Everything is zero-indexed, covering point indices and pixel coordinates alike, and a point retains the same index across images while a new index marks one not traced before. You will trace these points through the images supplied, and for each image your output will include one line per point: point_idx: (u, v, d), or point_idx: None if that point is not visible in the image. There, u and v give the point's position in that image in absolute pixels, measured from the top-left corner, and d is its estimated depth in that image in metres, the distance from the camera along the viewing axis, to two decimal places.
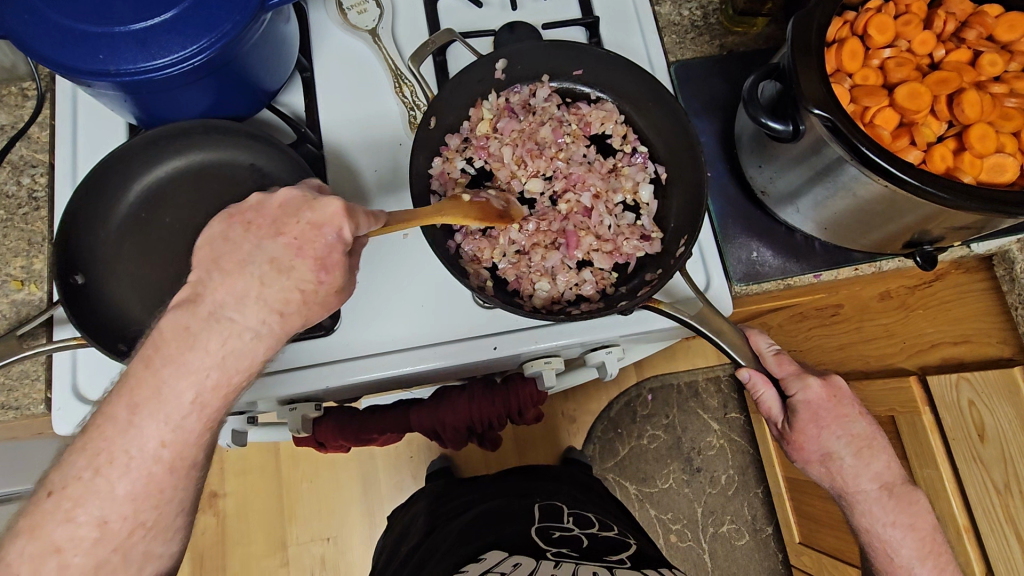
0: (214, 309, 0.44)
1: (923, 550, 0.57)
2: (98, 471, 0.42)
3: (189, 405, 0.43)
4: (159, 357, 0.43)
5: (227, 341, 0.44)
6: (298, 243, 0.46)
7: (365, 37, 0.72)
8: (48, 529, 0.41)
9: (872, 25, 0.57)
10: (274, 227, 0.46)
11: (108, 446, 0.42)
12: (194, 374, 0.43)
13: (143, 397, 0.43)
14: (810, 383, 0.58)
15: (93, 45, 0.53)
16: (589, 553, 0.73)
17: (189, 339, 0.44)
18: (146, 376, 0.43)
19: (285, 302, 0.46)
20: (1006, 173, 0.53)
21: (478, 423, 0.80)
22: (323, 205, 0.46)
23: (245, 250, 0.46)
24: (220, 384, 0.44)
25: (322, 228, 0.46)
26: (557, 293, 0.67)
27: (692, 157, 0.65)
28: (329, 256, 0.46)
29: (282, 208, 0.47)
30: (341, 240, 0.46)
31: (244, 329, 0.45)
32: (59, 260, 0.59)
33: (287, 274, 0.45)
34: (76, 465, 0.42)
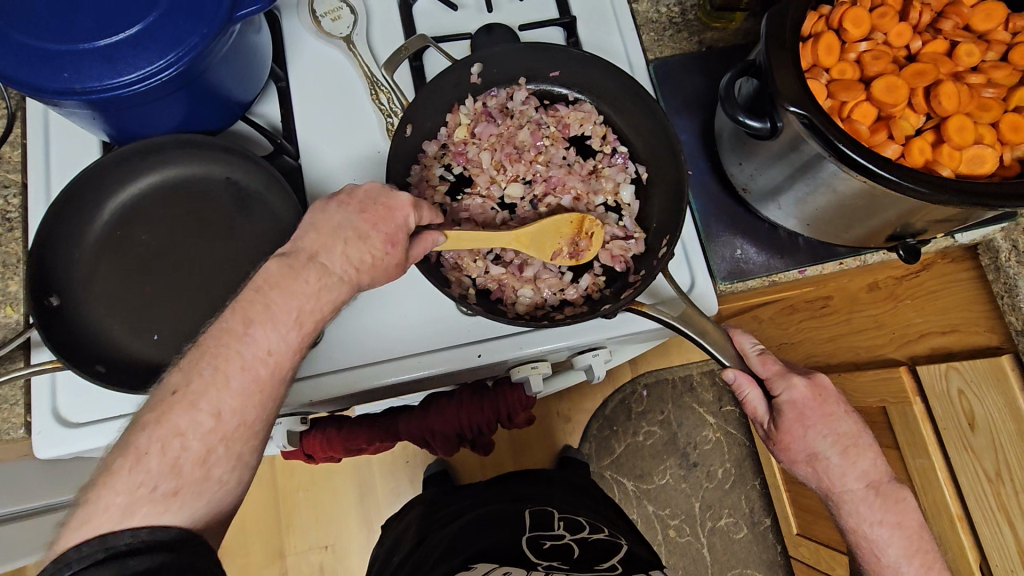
0: (311, 255, 0.50)
1: (911, 548, 0.56)
2: (217, 368, 0.44)
3: (291, 321, 0.48)
4: (267, 285, 0.48)
5: (322, 278, 0.50)
6: (375, 220, 0.53)
7: (340, 44, 0.71)
8: (173, 416, 0.42)
9: (847, 19, 0.56)
10: (357, 206, 0.53)
11: (226, 349, 0.45)
12: (296, 298, 0.48)
13: (253, 309, 0.47)
14: (795, 382, 0.57)
15: (57, 63, 0.52)
16: (581, 564, 0.72)
17: (293, 274, 0.49)
18: (256, 296, 0.47)
19: (361, 261, 0.52)
20: (984, 164, 0.53)
21: (468, 429, 0.80)
22: (399, 195, 0.54)
23: (333, 220, 0.52)
24: (316, 309, 0.49)
25: (394, 213, 0.53)
26: (540, 299, 0.66)
27: (673, 157, 0.64)
28: (397, 234, 0.53)
29: (366, 193, 0.54)
30: (408, 224, 0.54)
31: (332, 273, 0.51)
32: (33, 283, 0.58)
33: (364, 240, 0.52)
34: (200, 364, 0.44)
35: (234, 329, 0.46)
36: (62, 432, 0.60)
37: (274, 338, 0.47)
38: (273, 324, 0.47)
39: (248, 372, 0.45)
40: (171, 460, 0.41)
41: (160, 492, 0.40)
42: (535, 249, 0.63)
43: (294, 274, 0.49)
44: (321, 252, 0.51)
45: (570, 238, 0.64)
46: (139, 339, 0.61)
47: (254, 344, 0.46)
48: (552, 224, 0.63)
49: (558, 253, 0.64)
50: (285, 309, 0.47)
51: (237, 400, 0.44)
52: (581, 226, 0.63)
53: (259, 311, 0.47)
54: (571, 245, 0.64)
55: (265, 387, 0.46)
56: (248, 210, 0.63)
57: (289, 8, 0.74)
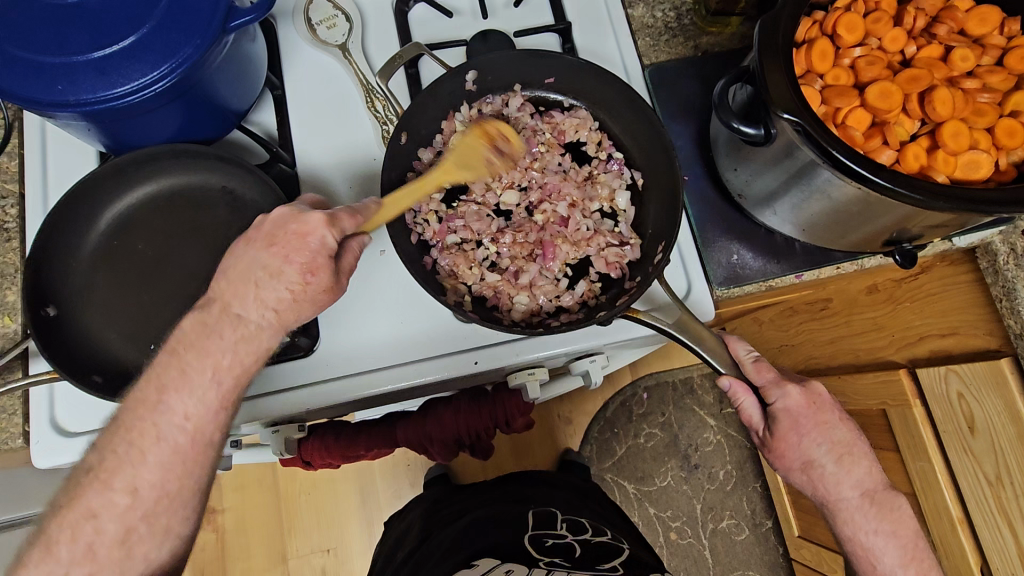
0: (224, 306, 0.48)
1: (906, 556, 0.56)
2: (132, 443, 0.46)
3: (208, 382, 0.47)
4: (181, 344, 0.48)
5: (236, 330, 0.48)
6: (286, 250, 0.49)
7: (335, 52, 0.72)
8: (87, 498, 0.45)
9: (841, 25, 0.56)
10: (265, 237, 0.49)
11: (140, 425, 0.46)
12: (212, 356, 0.47)
13: (167, 378, 0.47)
14: (790, 391, 0.57)
15: (51, 75, 0.52)
16: (583, 563, 0.72)
17: (206, 330, 0.48)
18: (169, 360, 0.48)
19: (280, 302, 0.49)
20: (980, 169, 0.52)
21: (466, 435, 0.80)
22: (309, 216, 0.49)
23: (243, 261, 0.49)
24: (234, 365, 0.48)
25: (307, 237, 0.49)
26: (535, 306, 0.66)
27: (668, 163, 0.64)
28: (316, 261, 0.49)
29: (272, 223, 0.50)
30: (327, 246, 0.50)
31: (248, 322, 0.49)
32: (30, 293, 0.58)
33: (278, 276, 0.48)
34: (115, 441, 0.46)
35: (147, 399, 0.47)
36: (60, 444, 0.61)
37: (191, 405, 0.47)
38: (186, 393, 0.47)
39: (164, 445, 0.46)
40: (83, 543, 0.44)
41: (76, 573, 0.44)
42: (465, 169, 0.64)
43: (205, 332, 0.48)
44: (234, 300, 0.48)
45: (489, 146, 0.65)
46: (136, 349, 0.61)
47: (168, 416, 0.47)
48: (461, 146, 0.64)
49: (490, 163, 0.65)
50: (201, 375, 0.47)
51: (155, 474, 0.46)
52: (486, 133, 0.65)
53: (175, 381, 0.47)
54: (492, 153, 0.65)
55: (185, 458, 0.47)
56: (243, 219, 0.63)
57: (284, 16, 0.74)
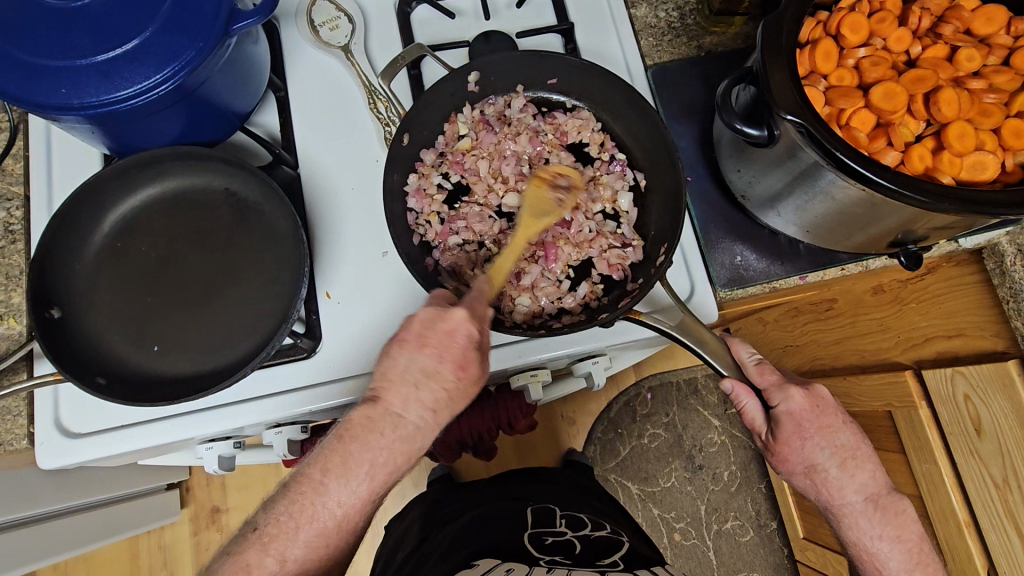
0: (385, 407, 0.47)
1: (912, 562, 0.55)
2: (291, 516, 0.45)
3: (362, 475, 0.46)
4: (346, 435, 0.47)
5: (396, 429, 0.47)
6: (439, 350, 0.48)
7: (338, 53, 0.72)
8: (246, 554, 0.44)
9: (845, 25, 0.55)
10: (417, 338, 0.48)
11: (302, 499, 0.46)
12: (372, 451, 0.46)
13: (331, 461, 0.46)
14: (793, 394, 0.57)
15: (55, 78, 0.52)
16: (583, 559, 0.72)
17: (370, 428, 0.47)
18: (335, 447, 0.47)
19: (436, 401, 0.48)
20: (986, 170, 0.52)
21: (469, 437, 0.81)
22: (454, 312, 0.49)
23: (399, 363, 0.48)
24: (390, 462, 0.47)
25: (455, 334, 0.48)
26: (537, 308, 0.66)
27: (671, 164, 0.64)
28: (465, 355, 0.49)
29: (420, 322, 0.49)
30: (473, 339, 0.49)
31: (407, 422, 0.47)
32: (35, 295, 0.58)
33: (434, 377, 0.48)
34: (276, 510, 0.45)
35: (312, 479, 0.46)
36: (65, 443, 0.62)
37: (344, 493, 0.46)
38: (346, 480, 0.46)
39: (316, 525, 0.45)
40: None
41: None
42: (544, 215, 0.65)
43: (370, 428, 0.47)
44: (395, 402, 0.47)
45: (551, 187, 0.66)
46: (140, 350, 0.61)
47: (326, 499, 0.46)
48: (529, 197, 0.65)
49: (562, 201, 0.66)
50: (360, 467, 0.46)
51: (302, 550, 0.45)
52: (544, 178, 0.67)
53: (336, 466, 0.46)
54: (557, 196, 0.66)
55: (331, 539, 0.46)
56: (246, 222, 0.64)
57: (287, 17, 0.74)
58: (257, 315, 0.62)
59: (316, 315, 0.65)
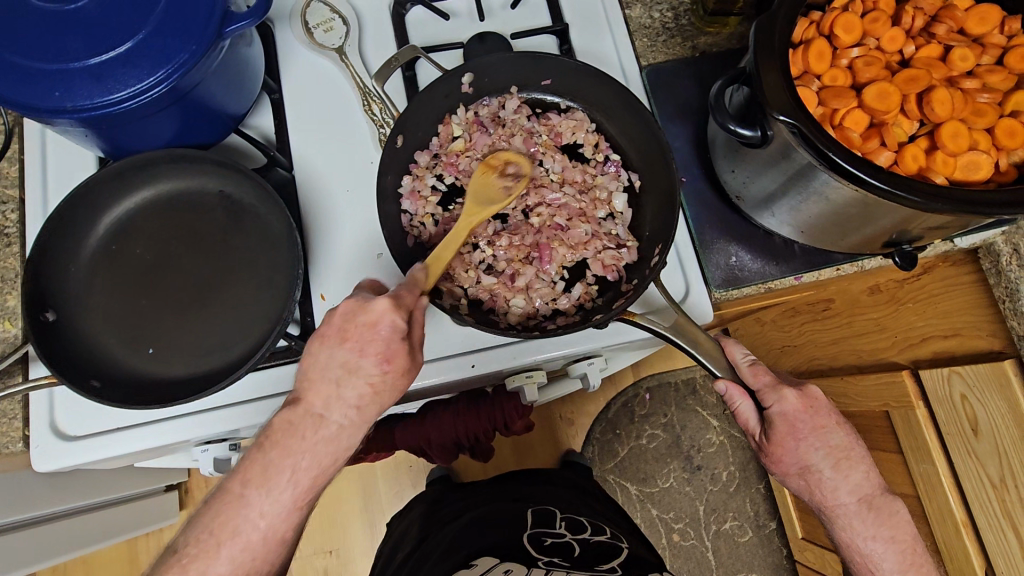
0: (307, 408, 0.49)
1: (904, 563, 0.55)
2: (211, 533, 0.46)
3: (285, 482, 0.47)
4: (266, 441, 0.48)
5: (318, 430, 0.48)
6: (359, 343, 0.49)
7: (332, 55, 0.72)
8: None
9: (838, 25, 0.56)
10: (338, 333, 0.49)
11: (225, 512, 0.47)
12: (294, 456, 0.48)
13: (251, 472, 0.47)
14: (786, 394, 0.57)
15: (49, 82, 0.52)
16: (581, 563, 0.72)
17: (292, 431, 0.48)
18: (256, 455, 0.48)
19: (361, 399, 0.49)
20: (980, 170, 0.52)
21: (465, 437, 0.81)
22: (374, 304, 0.49)
23: (321, 360, 0.49)
24: (313, 468, 0.48)
25: (377, 326, 0.49)
26: (532, 309, 0.66)
27: (665, 165, 0.64)
28: (390, 348, 0.49)
29: (342, 316, 0.50)
30: (397, 330, 0.49)
31: (329, 422, 0.49)
32: (28, 298, 0.58)
33: (356, 372, 0.49)
34: (196, 529, 0.47)
35: (233, 492, 0.47)
36: (60, 446, 0.62)
37: (266, 502, 0.47)
38: (269, 490, 0.47)
39: (240, 539, 0.46)
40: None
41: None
42: (489, 203, 0.63)
43: (293, 430, 0.48)
44: (316, 401, 0.49)
45: (498, 175, 0.64)
46: (135, 353, 0.61)
47: (248, 511, 0.47)
48: (475, 185, 0.64)
49: (509, 189, 0.64)
50: (281, 473, 0.47)
51: (226, 566, 0.46)
52: (491, 164, 0.65)
53: (257, 476, 0.47)
54: (503, 182, 0.64)
55: (258, 552, 0.47)
56: (241, 223, 0.64)
57: (281, 19, 0.74)
58: (252, 317, 0.62)
59: (311, 318, 0.65)
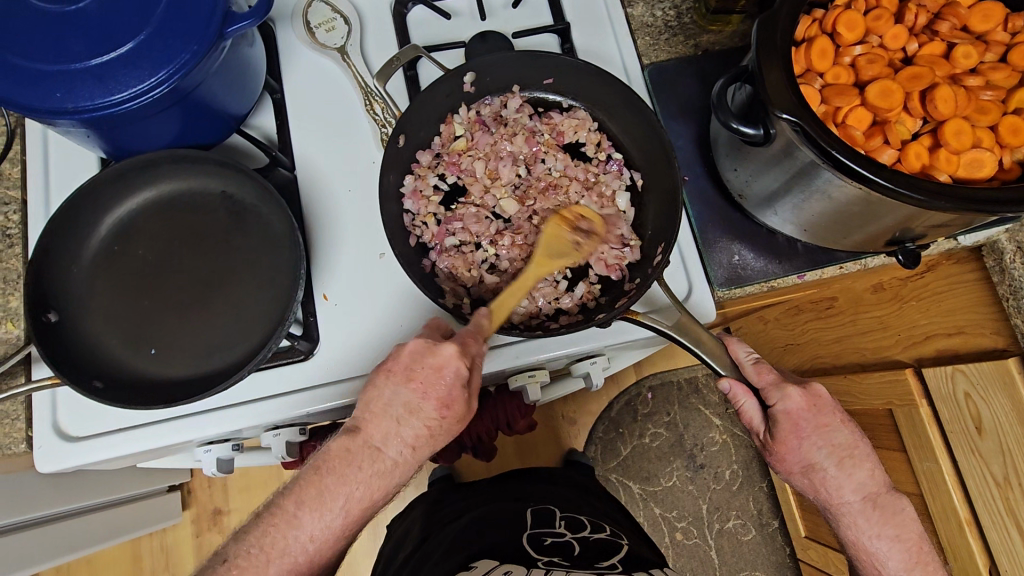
0: (366, 441, 0.53)
1: (910, 561, 0.55)
2: (262, 549, 0.49)
3: (337, 508, 0.51)
4: (324, 467, 0.52)
5: (374, 463, 0.52)
6: (424, 387, 0.53)
7: (334, 55, 0.72)
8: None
9: (841, 23, 0.55)
10: (404, 372, 0.53)
11: (274, 531, 0.49)
12: (349, 485, 0.51)
13: (307, 494, 0.51)
14: (790, 392, 0.57)
15: (50, 83, 0.52)
16: (581, 561, 0.72)
17: (348, 458, 0.52)
18: (313, 478, 0.51)
19: (416, 439, 0.53)
20: (983, 168, 0.52)
21: (468, 437, 0.82)
22: (443, 348, 0.52)
23: (384, 395, 0.53)
24: (365, 498, 0.52)
25: (442, 369, 0.53)
26: (535, 308, 0.66)
27: (668, 164, 0.64)
28: (449, 394, 0.53)
29: (410, 355, 0.53)
30: (459, 377, 0.53)
31: (386, 457, 0.53)
32: (31, 299, 0.58)
33: (416, 414, 0.53)
34: (245, 545, 0.49)
35: (285, 512, 0.50)
36: (63, 447, 0.62)
37: (316, 527, 0.50)
38: (319, 514, 0.50)
39: (287, 559, 0.49)
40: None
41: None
42: (558, 256, 0.65)
43: (348, 460, 0.52)
44: (376, 434, 0.53)
45: (570, 229, 0.66)
46: (138, 354, 0.61)
47: (298, 532, 0.49)
48: (546, 236, 0.66)
49: (579, 244, 0.66)
50: (335, 500, 0.51)
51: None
52: (566, 217, 0.67)
53: (311, 498, 0.50)
54: (574, 236, 0.66)
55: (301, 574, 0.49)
56: (243, 223, 0.64)
57: (283, 19, 0.74)
58: (254, 317, 0.62)
59: (314, 318, 0.65)
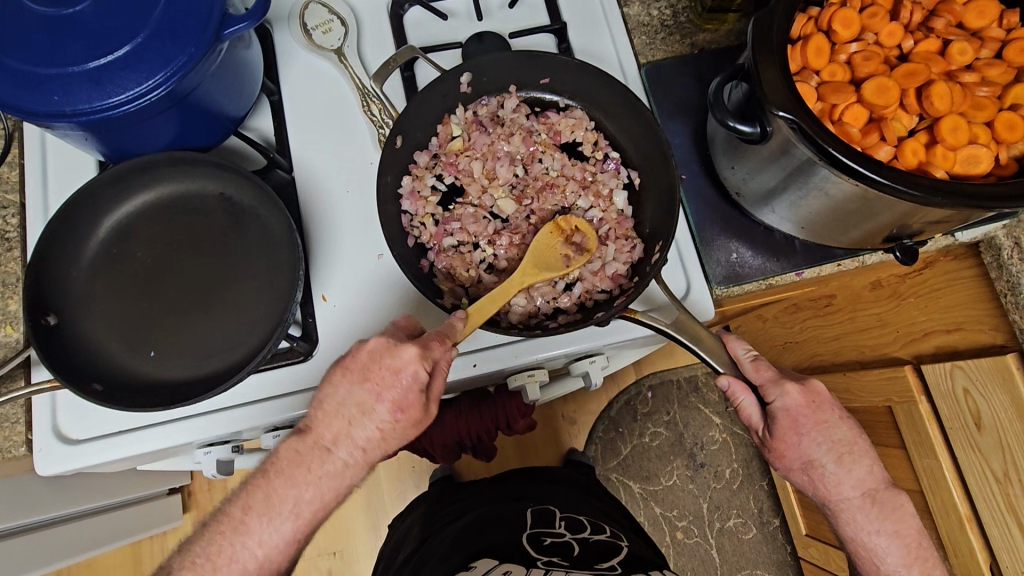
0: (317, 440, 0.53)
1: (909, 557, 0.55)
2: (209, 558, 0.50)
3: (286, 514, 0.52)
4: (272, 470, 0.53)
5: (323, 465, 0.53)
6: (378, 387, 0.52)
7: (332, 56, 0.72)
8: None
9: (837, 20, 0.55)
10: (361, 372, 0.53)
11: (220, 539, 0.51)
12: (297, 488, 0.52)
13: (254, 499, 0.52)
14: (789, 390, 0.57)
15: (48, 86, 0.52)
16: (581, 561, 0.72)
17: (298, 460, 0.53)
18: (260, 484, 0.53)
19: (368, 441, 0.53)
20: (980, 164, 0.52)
21: (467, 437, 0.81)
22: (400, 351, 0.52)
23: (338, 393, 0.53)
24: (314, 500, 0.52)
25: (400, 372, 0.52)
26: (533, 307, 0.66)
27: (664, 163, 0.64)
28: (405, 398, 0.53)
29: (369, 354, 0.53)
30: (418, 381, 0.52)
31: (335, 458, 0.53)
32: (31, 301, 0.58)
33: (369, 415, 0.53)
34: (193, 553, 0.51)
35: (234, 519, 0.52)
36: (63, 450, 0.62)
37: (266, 533, 0.52)
38: (269, 521, 0.52)
39: (236, 565, 0.51)
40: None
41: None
42: (546, 267, 0.62)
43: (298, 461, 0.53)
44: (324, 435, 0.53)
45: (564, 241, 0.65)
46: (138, 356, 0.61)
47: (245, 539, 0.51)
48: (540, 241, 0.64)
49: (569, 259, 0.64)
50: (284, 504, 0.52)
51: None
52: (562, 228, 0.65)
53: (259, 504, 0.52)
54: (566, 251, 0.64)
55: None
56: (242, 225, 0.64)
57: (279, 20, 0.74)
58: (254, 319, 0.62)
59: (312, 319, 0.65)
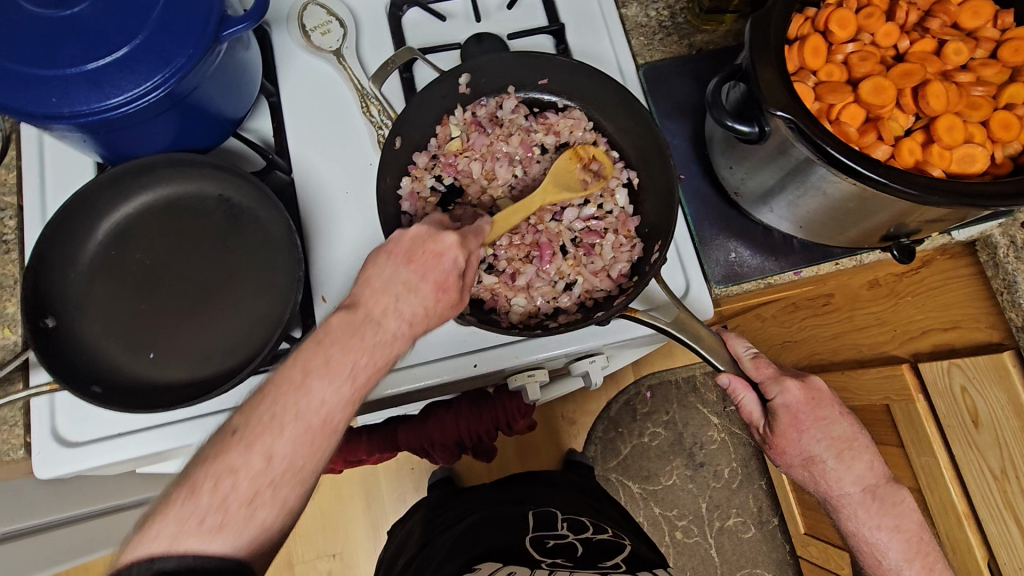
0: (370, 312, 0.48)
1: (910, 552, 0.55)
2: (274, 415, 0.43)
3: (346, 376, 0.45)
4: (327, 337, 0.46)
5: (376, 334, 0.47)
6: (424, 269, 0.50)
7: (331, 58, 0.72)
8: (229, 456, 0.42)
9: (833, 21, 0.56)
10: (405, 253, 0.50)
11: (283, 399, 0.44)
12: (354, 354, 0.46)
13: (313, 361, 0.45)
14: (789, 386, 0.57)
15: (46, 87, 0.52)
16: (584, 561, 0.74)
17: (352, 329, 0.47)
18: (315, 349, 0.45)
19: (415, 316, 0.49)
20: (975, 163, 0.53)
21: (468, 438, 0.81)
22: (444, 237, 0.51)
23: (384, 274, 0.49)
24: (372, 366, 0.47)
25: (442, 257, 0.50)
26: (533, 307, 0.66)
27: (661, 162, 0.65)
28: (447, 280, 0.51)
29: (411, 239, 0.51)
30: (458, 266, 0.51)
31: (386, 329, 0.48)
32: (29, 304, 0.58)
33: (416, 293, 0.49)
34: (258, 408, 0.44)
35: (292, 377, 0.44)
36: (62, 453, 0.61)
37: (329, 390, 0.44)
38: (331, 376, 0.45)
39: (301, 421, 0.43)
40: (219, 498, 0.41)
41: (207, 526, 0.40)
42: (565, 189, 0.66)
43: (352, 330, 0.46)
44: (375, 307, 0.48)
45: (581, 167, 0.68)
46: (137, 358, 0.61)
47: (309, 398, 0.44)
48: (560, 165, 0.67)
49: (587, 183, 0.68)
50: (344, 366, 0.45)
51: (289, 448, 0.43)
52: (580, 154, 0.68)
53: (318, 364, 0.45)
54: (583, 175, 0.68)
55: (318, 438, 0.44)
56: (241, 227, 0.64)
57: (277, 22, 0.74)
58: (254, 320, 0.62)
59: (313, 321, 0.66)
